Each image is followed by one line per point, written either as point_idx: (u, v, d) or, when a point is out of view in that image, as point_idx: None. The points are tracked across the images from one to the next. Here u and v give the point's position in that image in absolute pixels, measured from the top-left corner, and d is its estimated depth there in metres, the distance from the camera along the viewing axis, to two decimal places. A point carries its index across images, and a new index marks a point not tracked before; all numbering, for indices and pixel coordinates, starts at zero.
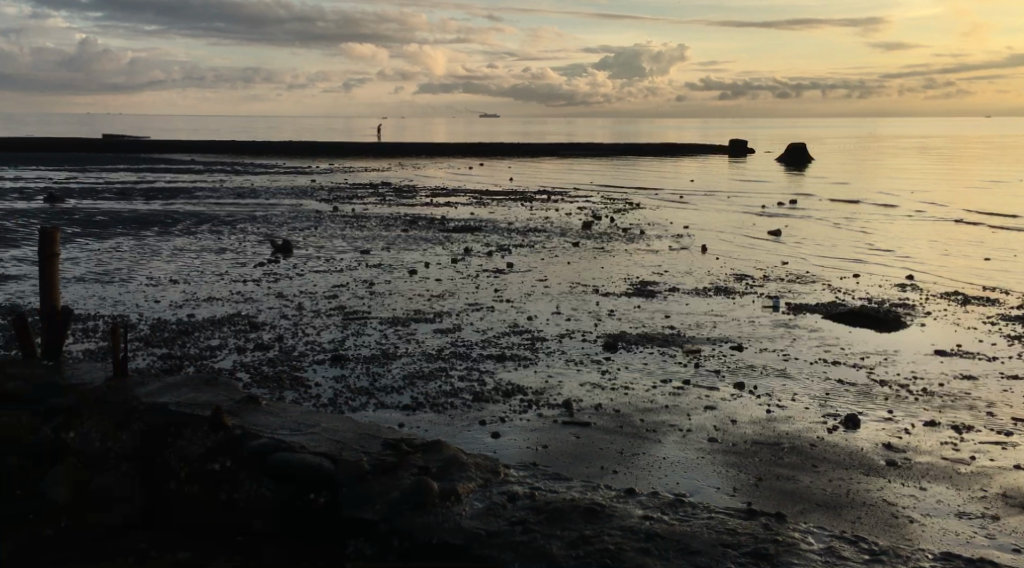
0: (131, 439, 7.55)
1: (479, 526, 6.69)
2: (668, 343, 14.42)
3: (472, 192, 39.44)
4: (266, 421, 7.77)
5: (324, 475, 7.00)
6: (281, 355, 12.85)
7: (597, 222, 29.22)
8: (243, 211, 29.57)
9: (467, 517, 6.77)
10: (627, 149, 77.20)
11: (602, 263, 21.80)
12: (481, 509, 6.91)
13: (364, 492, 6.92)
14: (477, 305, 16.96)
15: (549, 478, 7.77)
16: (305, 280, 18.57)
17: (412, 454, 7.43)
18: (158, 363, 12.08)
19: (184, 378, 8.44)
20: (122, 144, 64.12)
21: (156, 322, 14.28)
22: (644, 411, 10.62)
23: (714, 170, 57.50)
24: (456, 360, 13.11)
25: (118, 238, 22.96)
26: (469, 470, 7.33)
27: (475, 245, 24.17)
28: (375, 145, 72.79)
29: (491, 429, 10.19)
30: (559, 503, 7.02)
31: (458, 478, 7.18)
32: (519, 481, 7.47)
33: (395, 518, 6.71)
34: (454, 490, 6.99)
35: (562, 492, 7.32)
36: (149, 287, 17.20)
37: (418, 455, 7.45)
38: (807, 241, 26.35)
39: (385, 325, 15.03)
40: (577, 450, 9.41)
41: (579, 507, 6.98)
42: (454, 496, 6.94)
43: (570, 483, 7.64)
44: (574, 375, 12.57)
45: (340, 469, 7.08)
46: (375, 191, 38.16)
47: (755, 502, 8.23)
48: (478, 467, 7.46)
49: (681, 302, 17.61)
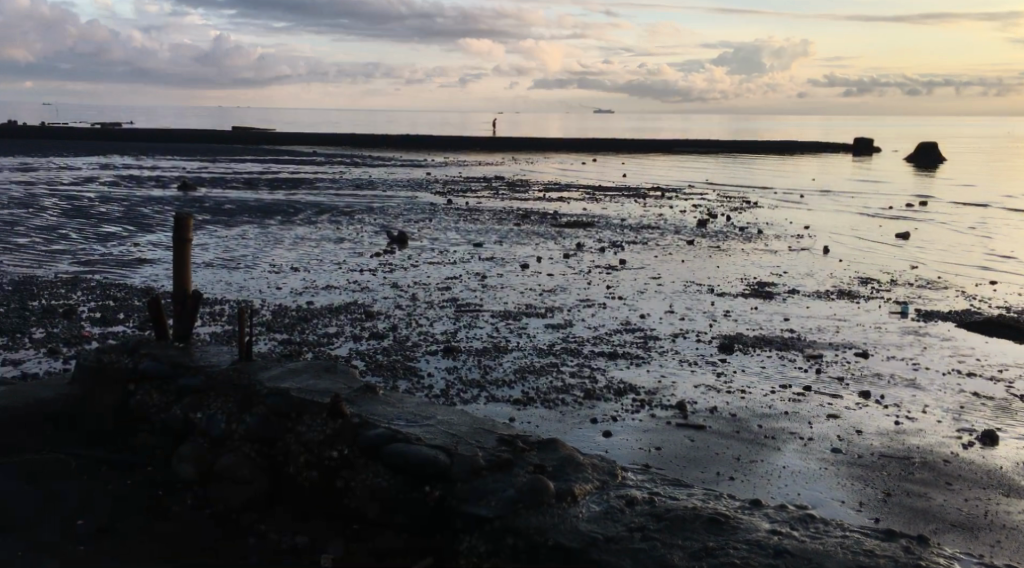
0: (254, 422, 7.63)
1: (597, 530, 6.56)
2: (787, 347, 13.97)
3: (584, 187, 39.27)
4: (383, 411, 7.82)
5: (439, 468, 7.01)
6: (395, 344, 12.99)
7: (713, 220, 28.62)
8: (361, 202, 30.22)
9: (584, 520, 6.66)
10: (744, 146, 75.50)
11: (719, 262, 21.32)
12: (598, 512, 6.79)
13: (479, 488, 6.88)
14: (589, 301, 16.81)
15: (669, 485, 7.60)
16: (419, 271, 18.79)
17: (528, 453, 7.38)
18: (278, 348, 12.40)
19: (304, 364, 8.54)
20: (248, 135, 66.57)
21: (277, 308, 14.69)
22: (761, 418, 10.66)
23: (835, 168, 55.66)
24: (568, 355, 13.00)
25: (244, 225, 23.79)
26: (587, 472, 7.26)
27: (588, 241, 24.01)
28: (489, 139, 73.36)
29: (602, 427, 10.06)
30: (680, 511, 6.83)
31: (574, 479, 7.09)
32: (638, 487, 7.32)
33: (510, 517, 6.62)
34: (571, 491, 6.89)
35: (682, 500, 7.13)
36: (271, 273, 17.73)
37: (534, 454, 7.39)
38: (938, 245, 25.14)
39: (497, 318, 15.05)
40: (690, 454, 9.29)
41: (702, 517, 6.77)
42: (571, 497, 6.84)
43: (692, 492, 7.43)
44: (688, 376, 12.32)
45: (454, 464, 7.08)
46: (489, 185, 38.43)
47: (883, 518, 7.96)
48: (597, 469, 7.41)
49: (801, 305, 17.05)
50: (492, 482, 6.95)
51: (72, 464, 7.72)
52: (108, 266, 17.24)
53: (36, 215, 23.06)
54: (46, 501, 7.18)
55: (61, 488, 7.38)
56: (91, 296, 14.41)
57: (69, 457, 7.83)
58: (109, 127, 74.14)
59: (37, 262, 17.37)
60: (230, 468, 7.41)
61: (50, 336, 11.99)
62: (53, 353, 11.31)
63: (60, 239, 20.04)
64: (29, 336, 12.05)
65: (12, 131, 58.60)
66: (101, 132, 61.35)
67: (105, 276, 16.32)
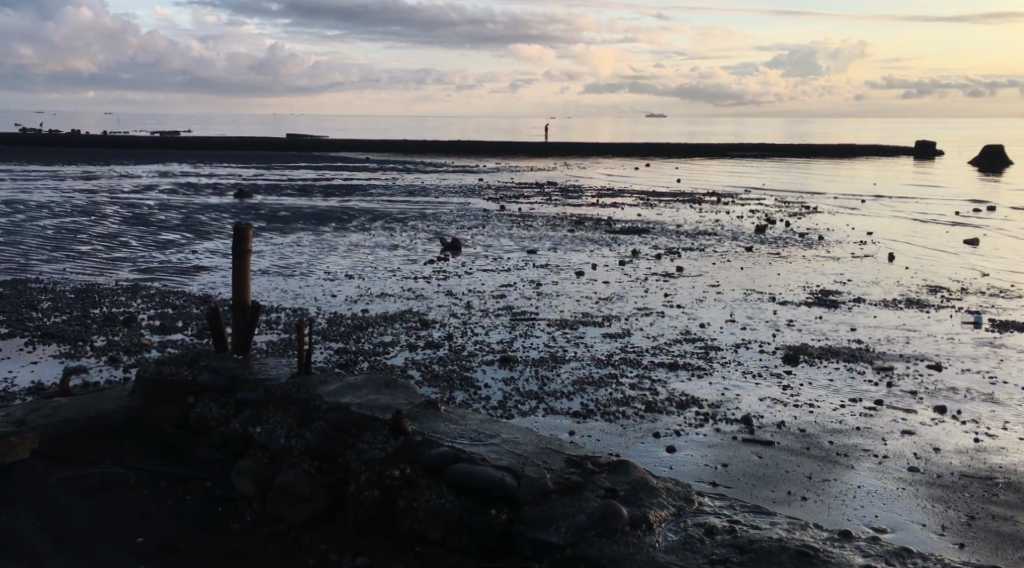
0: (314, 438, 7.47)
1: (676, 562, 6.30)
2: (855, 359, 13.50)
3: (638, 192, 38.86)
4: (446, 428, 7.60)
5: (506, 491, 6.74)
6: (451, 354, 12.82)
7: (771, 225, 28.06)
8: (414, 208, 30.23)
9: (662, 551, 6.40)
10: (800, 149, 74.27)
11: (779, 270, 20.83)
12: (676, 542, 6.51)
13: (549, 512, 6.61)
14: (647, 309, 16.48)
15: (748, 511, 7.29)
16: (473, 278, 18.64)
17: (598, 474, 7.07)
18: (334, 357, 12.31)
19: (364, 379, 8.34)
20: (302, 142, 67.32)
21: (333, 316, 14.63)
22: (833, 433, 10.35)
23: (895, 172, 54.44)
24: (627, 366, 12.69)
25: (299, 232, 23.91)
26: (661, 497, 6.95)
27: (644, 247, 23.66)
28: (540, 144, 73.17)
29: (665, 443, 9.80)
30: (765, 543, 6.48)
31: (649, 505, 6.79)
32: (715, 514, 7.02)
33: (582, 545, 6.39)
34: (646, 518, 6.64)
35: (765, 529, 6.80)
36: (327, 281, 17.71)
37: (605, 475, 7.09)
38: (1008, 252, 24.32)
39: (554, 327, 14.81)
40: (759, 471, 9.18)
41: (789, 549, 6.40)
42: (646, 525, 6.59)
43: (774, 520, 7.09)
44: (753, 389, 11.93)
45: (522, 487, 6.80)
46: (541, 190, 38.22)
47: (968, 544, 7.96)
48: (671, 493, 7.11)
49: (868, 314, 16.53)
50: (562, 506, 6.70)
51: (132, 477, 7.68)
52: (167, 274, 17.38)
53: (97, 223, 23.41)
54: (107, 515, 7.16)
55: (122, 502, 7.35)
56: (150, 304, 14.49)
57: (130, 470, 7.80)
58: (166, 134, 75.42)
59: (98, 270, 17.58)
60: (290, 484, 7.31)
61: (111, 345, 12.04)
62: (114, 361, 11.34)
63: (121, 247, 20.29)
64: (91, 345, 12.11)
65: (74, 139, 59.93)
66: (160, 141, 62.55)
67: (164, 284, 16.43)
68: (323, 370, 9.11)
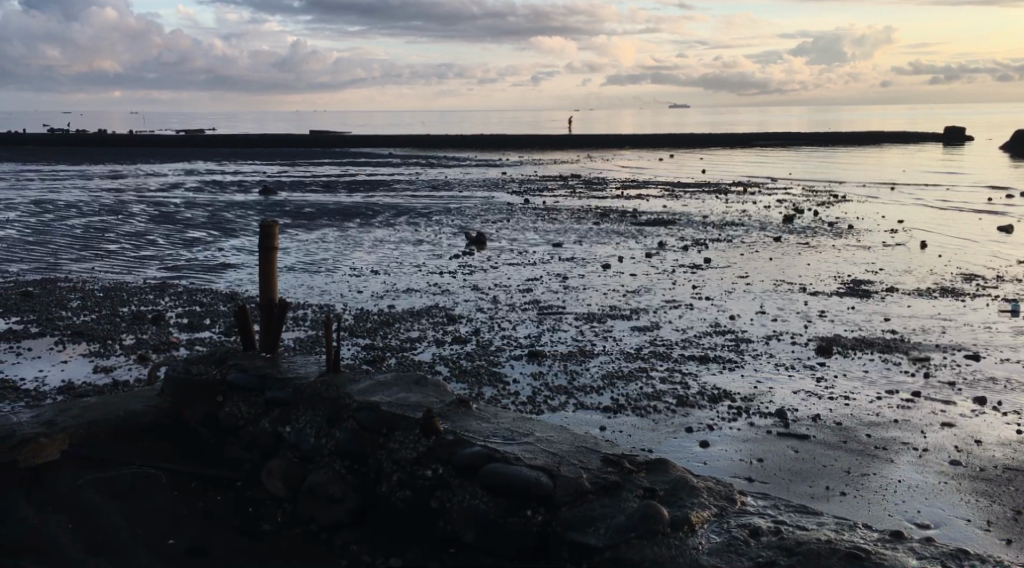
0: (345, 437, 7.48)
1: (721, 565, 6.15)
2: (891, 350, 13.25)
3: (663, 184, 38.53)
4: (478, 426, 7.52)
5: (541, 491, 6.65)
6: (478, 349, 12.71)
7: (800, 215, 27.71)
8: (439, 203, 30.15)
9: (705, 554, 6.25)
10: (826, 138, 73.47)
11: (808, 260, 20.55)
12: (719, 544, 6.36)
13: (586, 513, 6.52)
14: (675, 302, 16.28)
15: (793, 511, 7.10)
16: (500, 273, 18.51)
17: (637, 474, 6.95)
18: (361, 354, 12.24)
19: (393, 376, 8.28)
20: (325, 138, 67.47)
21: (359, 313, 14.57)
22: (871, 426, 10.14)
23: (923, 159, 53.69)
24: (657, 360, 12.52)
25: (324, 229, 23.88)
26: (702, 497, 6.80)
27: (670, 239, 23.44)
28: (563, 137, 72.88)
29: (699, 437, 9.65)
30: (815, 545, 6.29)
31: (690, 505, 6.65)
32: (759, 515, 6.85)
33: (622, 547, 6.27)
34: (688, 519, 6.49)
35: (812, 530, 6.62)
36: (352, 277, 17.65)
37: (643, 475, 6.97)
38: None
39: (581, 321, 14.67)
40: (796, 465, 9.03)
41: (839, 552, 6.21)
42: (687, 526, 6.44)
43: (821, 521, 6.90)
44: (786, 381, 11.73)
45: (557, 486, 6.71)
46: (565, 184, 38.03)
47: (1016, 539, 7.75)
48: (712, 493, 6.94)
49: (902, 304, 16.24)
50: (600, 507, 6.59)
51: (162, 477, 7.62)
52: (194, 272, 17.40)
53: (124, 221, 23.51)
54: (139, 516, 7.11)
55: (153, 503, 7.30)
56: (178, 302, 14.50)
57: (158, 471, 7.70)
58: (191, 134, 75.97)
59: (126, 269, 17.63)
60: (321, 484, 7.26)
61: (140, 344, 12.04)
62: (143, 359, 11.33)
63: (148, 245, 20.36)
64: (120, 343, 12.11)
65: (102, 139, 60.48)
66: (184, 139, 62.96)
67: (192, 282, 16.45)
68: (351, 367, 9.03)
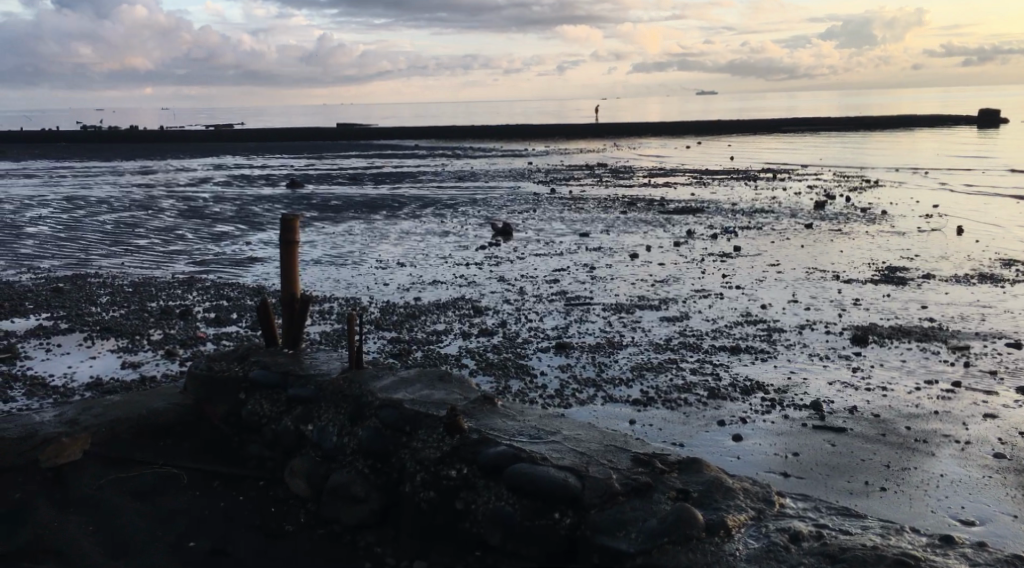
0: (368, 436, 7.34)
1: None
2: (929, 339, 12.88)
3: (691, 172, 38.09)
4: (504, 424, 7.35)
5: (568, 493, 6.46)
6: (505, 341, 12.52)
7: (832, 201, 27.23)
8: (465, 194, 29.99)
9: (742, 559, 6.03)
10: (857, 122, 72.41)
11: (841, 247, 20.14)
12: (758, 550, 6.13)
13: (617, 516, 6.33)
14: (705, 291, 15.99)
15: (835, 514, 6.84)
16: (527, 264, 18.30)
17: (668, 475, 6.74)
18: (387, 347, 12.10)
19: (417, 372, 8.13)
20: (351, 131, 67.58)
21: (385, 305, 14.43)
22: (910, 418, 9.85)
23: (957, 143, 52.74)
24: (687, 351, 12.26)
25: (350, 221, 23.80)
26: (739, 499, 6.57)
27: (699, 228, 23.10)
28: (589, 126, 72.40)
29: (731, 431, 9.42)
30: (861, 551, 6.04)
31: (726, 508, 6.44)
32: (799, 518, 6.60)
33: (654, 552, 6.07)
34: (723, 523, 6.28)
35: (856, 535, 6.37)
36: (378, 270, 17.52)
37: (675, 476, 6.76)
38: None
39: (610, 312, 14.42)
40: (833, 460, 8.78)
41: (887, 559, 5.96)
42: (722, 532, 6.23)
43: (865, 524, 6.65)
44: (820, 372, 11.45)
45: (585, 488, 6.52)
46: (592, 173, 37.73)
47: None
48: (748, 494, 6.71)
49: (940, 291, 15.83)
50: (632, 509, 6.40)
51: (183, 477, 7.54)
52: (222, 266, 17.36)
53: (153, 216, 23.59)
54: (158, 517, 7.03)
55: (174, 503, 7.22)
56: (205, 297, 14.46)
57: (181, 470, 7.63)
58: (221, 128, 76.52)
59: (154, 263, 17.65)
60: (343, 485, 7.14)
61: (167, 339, 11.98)
62: (170, 355, 11.27)
63: (177, 240, 20.40)
64: (147, 338, 12.07)
65: (132, 134, 60.97)
66: (213, 134, 63.34)
67: (219, 276, 16.41)
68: (375, 362, 8.91)
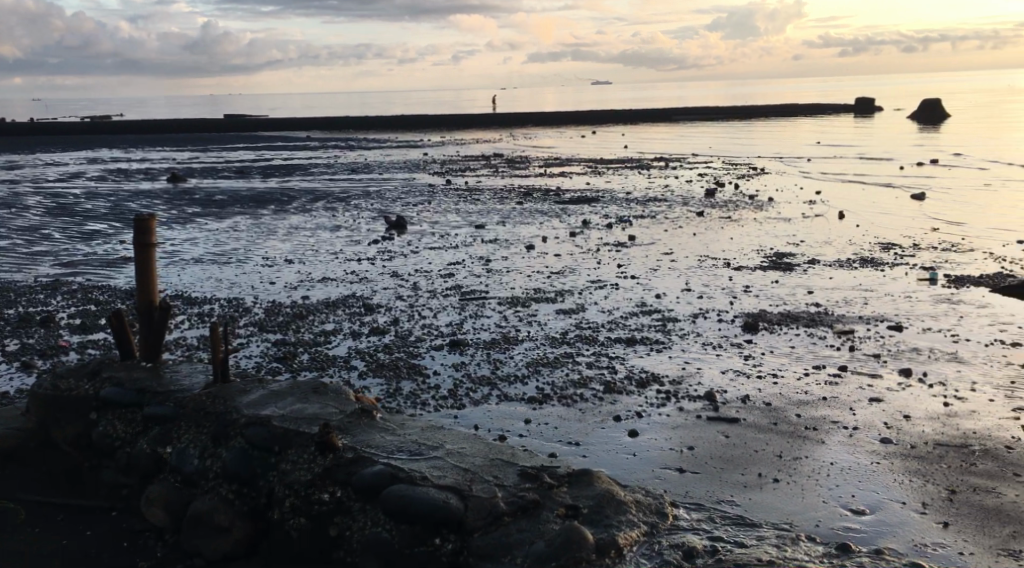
0: (232, 459, 6.93)
1: None
2: (816, 324, 13.07)
3: (585, 161, 38.18)
4: (382, 440, 7.04)
5: (450, 516, 6.20)
6: (397, 340, 12.08)
7: (721, 188, 27.66)
8: (357, 186, 29.26)
9: None
10: (744, 111, 74.24)
11: (731, 233, 20.41)
12: None
13: (502, 541, 6.12)
14: (600, 282, 15.87)
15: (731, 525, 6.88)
16: (420, 258, 17.86)
17: (557, 491, 6.63)
18: (271, 350, 11.49)
19: (288, 385, 7.77)
20: (238, 122, 65.32)
21: (271, 306, 13.78)
22: (801, 405, 9.89)
23: (838, 130, 54.63)
24: (583, 344, 12.07)
25: (235, 216, 22.84)
26: (630, 514, 6.57)
27: (593, 217, 23.06)
28: (484, 116, 72.00)
29: (627, 426, 9.25)
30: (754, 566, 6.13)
31: (618, 525, 6.40)
32: (693, 531, 6.64)
33: None
34: (615, 543, 6.24)
35: (749, 547, 6.45)
36: (264, 268, 16.78)
37: (564, 491, 6.65)
38: (956, 204, 24.26)
39: (505, 305, 14.15)
40: (726, 452, 8.71)
41: None
42: (614, 551, 6.19)
43: (760, 534, 6.73)
44: (713, 361, 11.43)
45: (468, 510, 6.28)
46: (487, 163, 37.37)
47: (953, 523, 7.63)
48: (641, 507, 6.74)
49: (825, 276, 16.14)
50: (517, 531, 6.21)
51: (25, 513, 7.03)
52: (93, 267, 16.34)
53: (17, 215, 22.07)
54: None
55: (13, 543, 6.67)
56: (72, 301, 13.52)
57: (23, 505, 7.13)
58: (99, 121, 72.90)
59: (16, 267, 16.45)
60: (207, 512, 6.67)
61: (25, 349, 11.10)
62: (27, 367, 10.43)
63: (43, 241, 19.11)
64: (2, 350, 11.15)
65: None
66: (88, 126, 60.14)
67: (88, 279, 15.41)
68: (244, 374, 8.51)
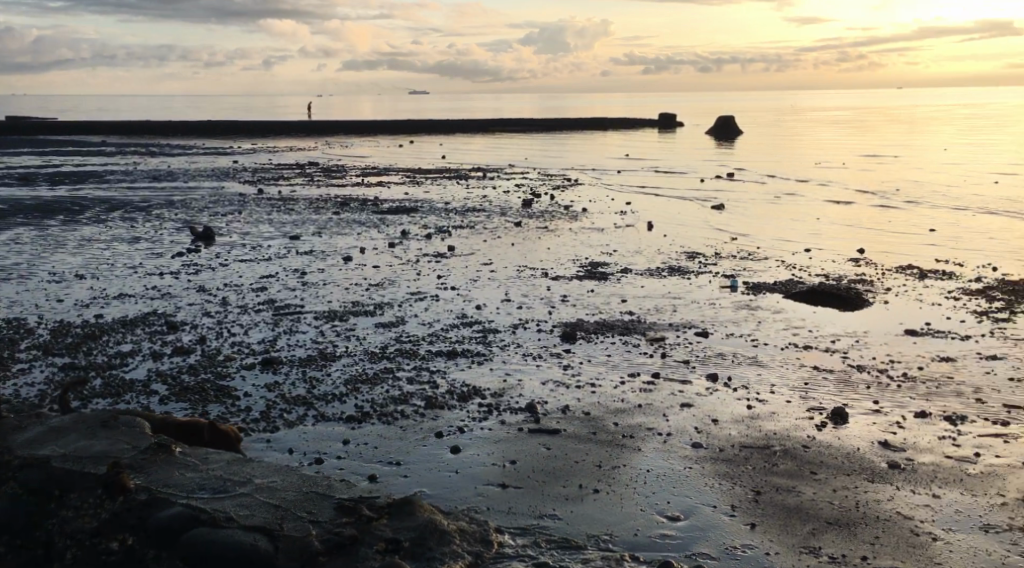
0: (8, 507, 6.83)
1: None
2: (629, 332, 13.42)
3: (403, 170, 37.82)
4: (177, 477, 7.13)
5: (250, 556, 6.31)
6: (203, 361, 11.35)
7: (537, 199, 28.12)
8: (160, 195, 27.60)
9: None
10: (558, 123, 76.09)
11: (547, 243, 20.75)
12: None
13: None
14: (420, 293, 15.63)
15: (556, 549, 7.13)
16: (229, 271, 16.99)
17: (377, 523, 6.71)
18: (60, 377, 10.50)
19: (74, 422, 7.90)
20: (24, 125, 60.23)
21: (60, 326, 12.63)
22: (617, 414, 10.06)
23: (647, 143, 57.01)
24: (402, 359, 11.78)
25: (19, 228, 20.98)
26: (454, 545, 6.67)
27: (411, 227, 22.82)
28: (299, 123, 69.98)
29: (448, 443, 9.06)
30: None
31: (441, 557, 6.50)
32: (517, 557, 6.83)
33: None
34: None
35: None
36: (52, 284, 15.42)
37: (386, 522, 6.72)
38: (753, 215, 25.80)
39: (321, 320, 13.64)
40: (547, 465, 8.69)
41: None
42: None
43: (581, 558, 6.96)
44: (533, 372, 11.46)
45: (271, 550, 6.40)
46: (301, 172, 36.28)
47: (759, 524, 7.93)
48: (465, 536, 6.82)
49: (636, 285, 16.65)
50: None
51: None
52: None
53: None
54: None
55: None
56: None
57: None
58: None
59: None
60: None
61: None
62: None
63: None
64: None
65: None
66: None
67: None
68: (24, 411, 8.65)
